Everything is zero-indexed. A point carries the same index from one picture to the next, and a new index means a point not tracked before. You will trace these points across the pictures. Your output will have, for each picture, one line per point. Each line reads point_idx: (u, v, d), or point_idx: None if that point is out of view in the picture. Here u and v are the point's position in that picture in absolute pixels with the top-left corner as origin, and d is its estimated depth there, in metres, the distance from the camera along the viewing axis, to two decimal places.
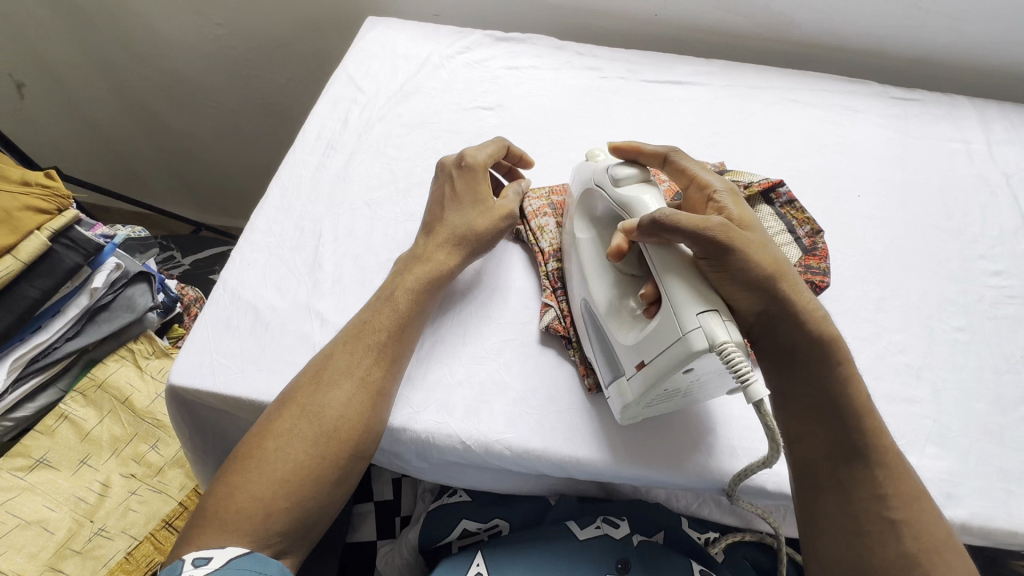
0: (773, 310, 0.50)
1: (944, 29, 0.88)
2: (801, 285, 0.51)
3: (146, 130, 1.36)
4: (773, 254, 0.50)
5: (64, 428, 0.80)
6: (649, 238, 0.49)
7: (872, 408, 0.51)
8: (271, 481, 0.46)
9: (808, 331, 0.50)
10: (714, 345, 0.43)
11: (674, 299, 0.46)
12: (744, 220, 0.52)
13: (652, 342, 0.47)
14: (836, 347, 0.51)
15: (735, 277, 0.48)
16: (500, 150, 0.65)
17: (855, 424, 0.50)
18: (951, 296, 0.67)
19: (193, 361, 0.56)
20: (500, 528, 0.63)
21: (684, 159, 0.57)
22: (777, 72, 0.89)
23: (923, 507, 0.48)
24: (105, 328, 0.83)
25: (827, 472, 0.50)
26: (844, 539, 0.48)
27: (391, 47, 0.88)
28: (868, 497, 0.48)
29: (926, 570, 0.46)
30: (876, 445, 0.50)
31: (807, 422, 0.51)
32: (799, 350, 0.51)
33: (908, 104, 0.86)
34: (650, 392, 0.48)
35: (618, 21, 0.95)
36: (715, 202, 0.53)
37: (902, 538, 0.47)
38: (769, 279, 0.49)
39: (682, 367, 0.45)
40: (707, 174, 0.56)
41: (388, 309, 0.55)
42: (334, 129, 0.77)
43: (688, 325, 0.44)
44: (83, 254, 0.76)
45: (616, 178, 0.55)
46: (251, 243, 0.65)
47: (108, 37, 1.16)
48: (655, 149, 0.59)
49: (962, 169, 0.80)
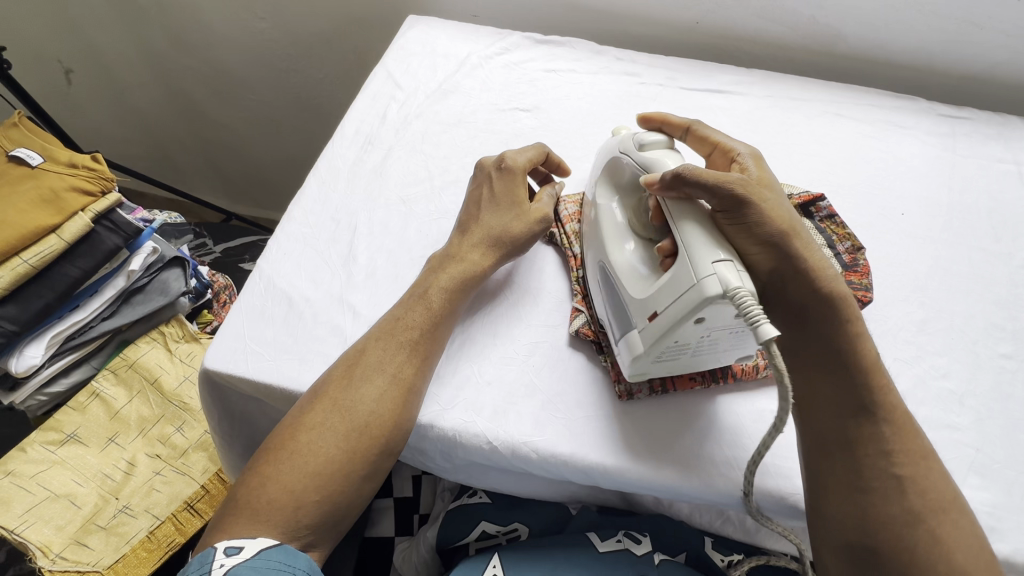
0: (784, 269, 0.50)
1: (998, 47, 0.86)
2: (816, 246, 0.51)
3: (184, 119, 1.39)
4: (787, 214, 0.51)
5: (95, 405, 0.82)
6: (669, 192, 0.51)
7: (881, 371, 0.49)
8: (303, 473, 0.46)
9: (817, 289, 0.50)
10: (727, 291, 0.44)
11: (692, 249, 0.47)
12: (764, 181, 0.54)
13: (666, 291, 0.48)
14: (846, 305, 0.50)
15: (748, 231, 0.50)
16: (539, 154, 0.65)
17: (861, 381, 0.49)
18: (999, 321, 0.64)
19: (227, 348, 0.57)
20: (519, 532, 0.63)
21: (706, 128, 0.60)
22: (820, 85, 0.87)
23: (930, 467, 0.47)
24: (139, 310, 0.85)
25: (834, 429, 0.49)
26: (851, 495, 0.47)
27: (431, 46, 0.88)
28: (876, 453, 0.47)
29: (930, 527, 0.45)
30: (887, 404, 0.48)
31: (815, 379, 0.50)
32: (809, 310, 0.51)
33: (957, 122, 0.83)
34: (661, 343, 0.49)
35: (659, 27, 0.95)
36: (738, 163, 0.56)
37: (905, 494, 0.46)
38: (783, 235, 0.49)
39: (694, 312, 0.46)
40: (730, 140, 0.59)
41: (420, 307, 0.55)
42: (372, 124, 0.78)
43: (703, 272, 0.45)
44: (124, 237, 0.78)
45: (641, 144, 0.57)
46: (287, 233, 0.66)
47: (153, 27, 1.19)
48: (680, 120, 0.62)
49: (1013, 191, 0.77)
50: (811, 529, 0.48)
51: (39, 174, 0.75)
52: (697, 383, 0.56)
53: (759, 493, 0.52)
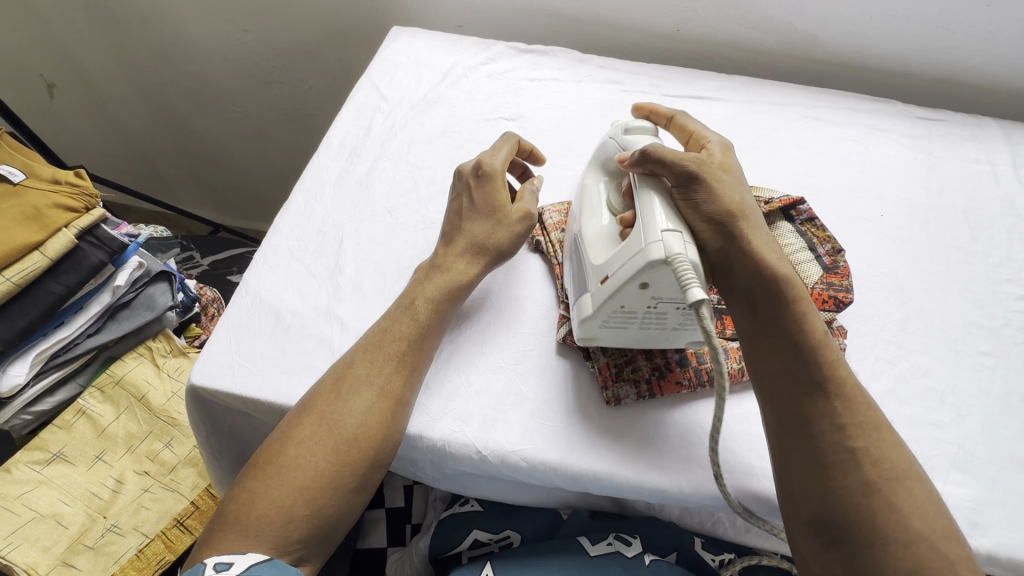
0: (731, 249, 0.50)
1: (970, 51, 0.88)
2: (761, 227, 0.52)
3: (170, 131, 1.39)
4: (739, 197, 0.52)
5: (82, 423, 0.81)
6: (636, 169, 0.53)
7: (830, 348, 0.49)
8: (291, 488, 0.46)
9: (762, 269, 0.50)
10: (669, 257, 0.45)
11: (646, 216, 0.49)
12: (724, 166, 0.55)
13: (618, 257, 0.50)
14: (791, 286, 0.50)
15: (695, 207, 0.51)
16: (512, 147, 0.65)
17: (810, 355, 0.48)
18: (976, 319, 0.66)
19: (214, 362, 0.57)
20: (511, 540, 0.62)
21: (686, 118, 0.62)
22: (800, 90, 0.89)
23: (883, 437, 0.46)
24: (126, 326, 0.85)
25: (787, 402, 0.48)
26: (807, 470, 0.46)
27: (416, 56, 0.89)
28: (830, 427, 0.46)
29: (887, 495, 0.44)
30: (836, 378, 0.48)
31: (768, 358, 0.49)
32: (755, 291, 0.50)
33: (932, 124, 0.85)
34: (607, 307, 0.50)
35: (641, 36, 0.96)
36: (707, 149, 0.57)
37: (861, 465, 0.45)
38: (728, 215, 0.50)
39: (637, 275, 0.47)
40: (704, 129, 0.61)
41: (407, 318, 0.55)
42: (358, 136, 0.78)
43: (651, 238, 0.47)
44: (108, 252, 0.77)
45: (628, 128, 0.59)
46: (273, 246, 0.66)
47: (136, 39, 1.19)
48: (666, 109, 0.64)
49: (987, 191, 0.78)
50: (783, 514, 0.47)
51: (20, 191, 0.74)
52: (683, 387, 0.56)
53: (748, 493, 0.52)
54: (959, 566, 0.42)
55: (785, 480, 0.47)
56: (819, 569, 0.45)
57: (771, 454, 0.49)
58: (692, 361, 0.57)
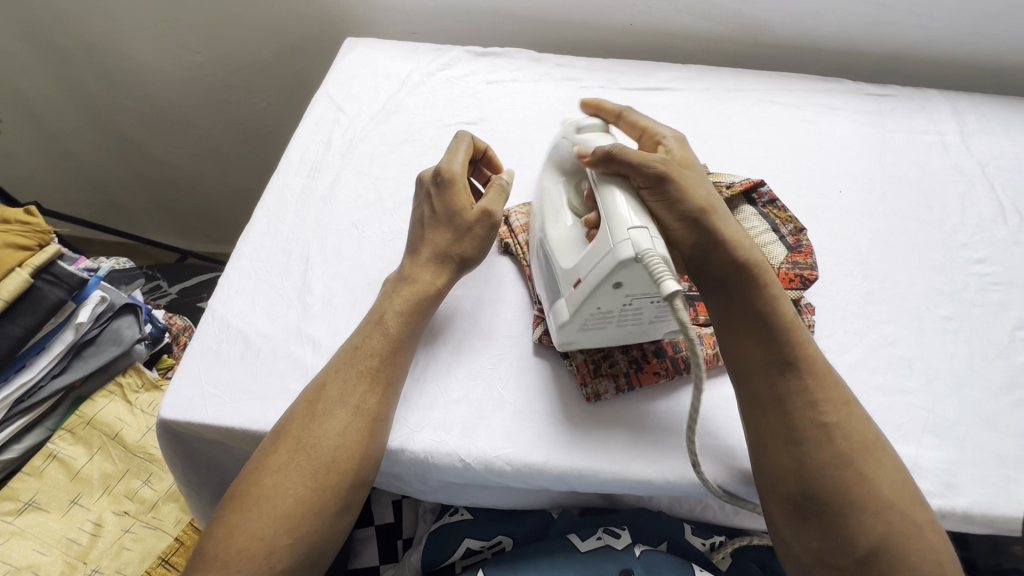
0: (703, 241, 0.51)
1: (910, 26, 0.90)
2: (730, 218, 0.53)
3: (126, 158, 1.35)
4: (706, 192, 0.53)
5: (53, 468, 0.78)
6: (596, 167, 0.52)
7: (802, 330, 0.50)
8: (271, 518, 0.45)
9: (734, 260, 0.51)
10: (639, 254, 0.45)
11: (611, 217, 0.48)
12: (686, 161, 0.56)
13: (588, 260, 0.49)
14: (761, 273, 0.51)
15: (669, 204, 0.51)
16: (468, 146, 0.63)
17: (786, 340, 0.49)
18: (938, 285, 0.68)
19: (183, 395, 0.56)
20: (503, 544, 0.62)
21: (637, 115, 0.63)
22: (753, 74, 0.90)
23: (851, 411, 0.47)
24: (92, 363, 0.82)
25: (763, 385, 0.48)
26: (781, 446, 0.46)
27: (371, 67, 0.88)
28: (803, 405, 0.47)
29: (858, 467, 0.45)
30: (808, 358, 0.49)
31: (745, 347, 0.50)
32: (730, 281, 0.51)
33: (882, 99, 0.88)
34: (583, 309, 0.50)
35: (595, 31, 0.97)
36: (663, 145, 0.58)
37: (832, 439, 0.46)
38: (700, 209, 0.51)
39: (610, 276, 0.47)
40: (657, 125, 0.61)
41: (378, 333, 0.54)
42: (318, 151, 0.77)
43: (618, 238, 0.46)
44: (67, 289, 0.76)
45: (579, 128, 0.59)
46: (237, 269, 0.65)
47: (84, 66, 1.15)
48: (613, 107, 0.65)
49: (938, 161, 0.81)
50: (760, 487, 0.48)
51: None
52: (661, 376, 0.56)
53: (737, 478, 0.53)
54: (926, 531, 0.44)
55: (760, 460, 0.48)
56: (795, 543, 0.45)
57: (747, 435, 0.49)
58: (668, 351, 0.58)
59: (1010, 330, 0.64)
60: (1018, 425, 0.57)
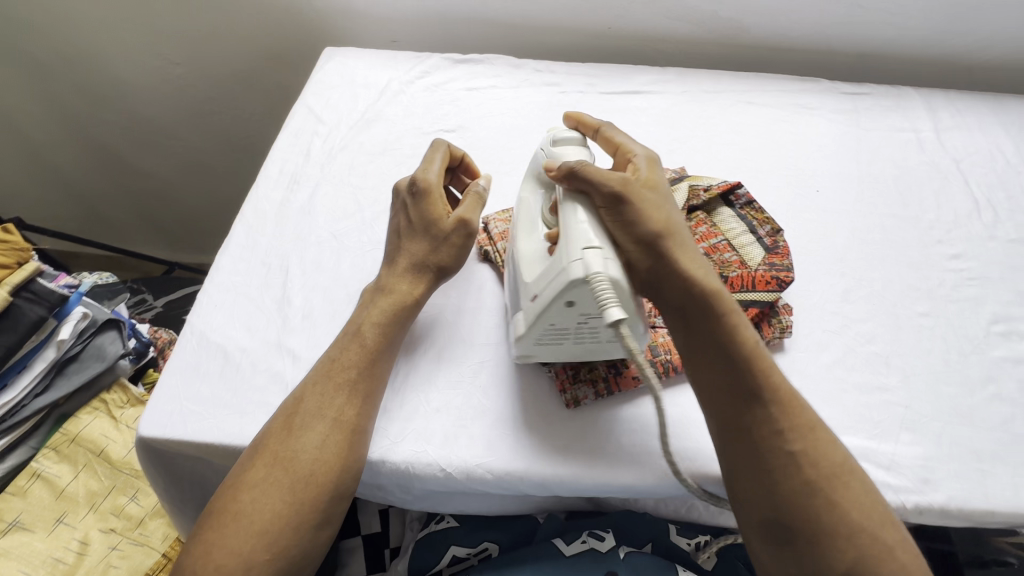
0: (660, 269, 0.50)
1: (885, 25, 0.91)
2: (690, 243, 0.52)
3: (109, 171, 1.34)
4: (667, 216, 0.52)
5: (38, 487, 0.77)
6: (561, 181, 0.52)
7: (765, 357, 0.49)
8: (249, 534, 0.45)
9: (692, 289, 0.50)
10: (589, 276, 0.45)
11: (569, 233, 0.49)
12: (651, 182, 0.54)
13: (543, 276, 0.50)
14: (721, 300, 0.50)
15: (627, 230, 0.50)
16: (444, 155, 0.63)
17: (746, 370, 0.48)
18: (914, 282, 0.68)
19: (162, 411, 0.55)
20: (489, 550, 0.62)
21: (614, 130, 0.61)
22: (731, 76, 0.91)
23: (818, 437, 0.47)
24: (75, 381, 0.81)
25: (730, 415, 0.48)
26: (754, 473, 0.46)
27: (350, 76, 0.88)
28: (769, 434, 0.47)
29: (827, 495, 0.45)
30: (769, 386, 0.48)
31: (706, 374, 0.50)
32: (688, 310, 0.50)
33: (858, 98, 0.89)
34: (536, 326, 0.50)
35: (574, 36, 0.97)
36: (633, 165, 0.56)
37: (801, 467, 0.46)
38: (658, 236, 0.50)
39: (562, 295, 0.47)
40: (631, 142, 0.59)
41: (355, 346, 0.54)
42: (297, 162, 0.77)
43: (571, 258, 0.47)
44: (47, 306, 0.75)
45: (554, 140, 0.59)
46: (216, 283, 0.65)
47: (63, 80, 1.15)
48: (593, 120, 0.63)
49: (914, 158, 0.82)
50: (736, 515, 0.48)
51: None
52: (641, 381, 0.57)
53: (715, 480, 0.53)
54: (898, 551, 0.44)
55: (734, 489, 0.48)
56: (769, 565, 0.46)
57: (719, 462, 0.49)
58: (647, 355, 0.58)
59: (985, 324, 0.65)
60: (993, 419, 0.58)
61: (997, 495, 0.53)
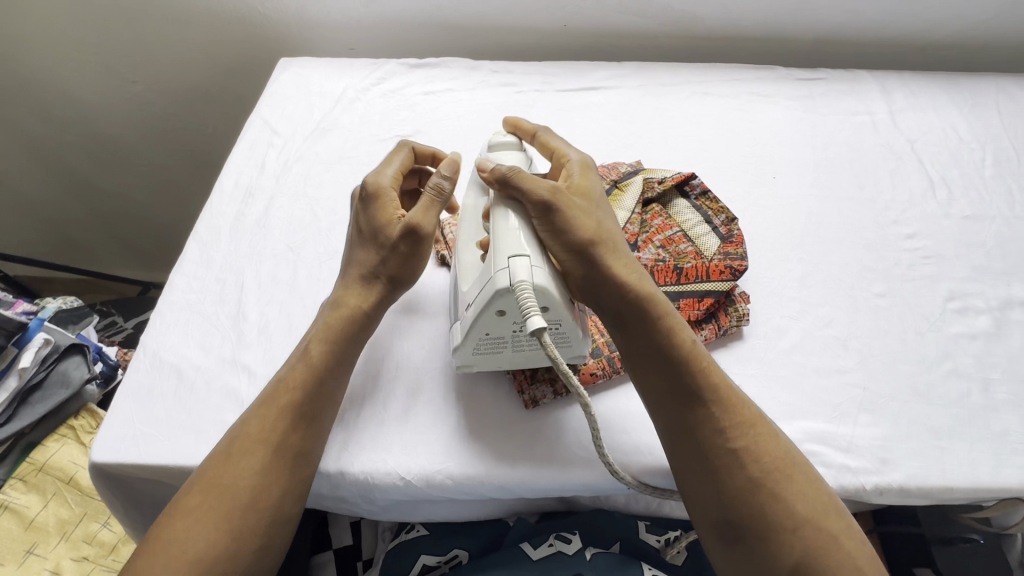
0: (593, 276, 0.50)
1: (836, 9, 0.92)
2: (622, 248, 0.52)
3: (74, 194, 1.31)
4: (597, 223, 0.52)
5: (4, 518, 0.75)
6: (494, 186, 0.52)
7: (702, 356, 0.50)
8: (179, 562, 0.43)
9: (626, 293, 0.50)
10: (513, 285, 0.45)
11: (499, 240, 0.49)
12: (583, 188, 0.54)
13: (476, 286, 0.50)
14: (655, 303, 0.50)
15: (556, 237, 0.49)
16: (408, 155, 0.62)
17: (685, 370, 0.48)
18: (871, 264, 0.69)
19: (114, 435, 0.54)
20: (459, 558, 0.62)
21: (550, 135, 0.61)
22: (687, 67, 0.91)
23: (760, 432, 0.47)
24: (40, 409, 0.79)
25: (673, 418, 0.48)
26: (696, 473, 0.47)
27: (305, 86, 0.88)
28: (712, 433, 0.47)
29: (771, 490, 0.45)
30: (709, 386, 0.48)
31: (648, 378, 0.49)
32: (626, 315, 0.50)
33: (813, 83, 0.89)
34: (472, 336, 0.51)
35: (529, 35, 0.97)
36: (567, 170, 0.56)
37: (744, 464, 0.46)
38: (588, 243, 0.50)
39: (490, 304, 0.47)
40: (567, 146, 0.59)
41: (302, 367, 0.53)
42: (251, 175, 0.76)
43: (498, 266, 0.47)
44: (5, 332, 0.76)
45: (492, 146, 0.60)
46: (170, 303, 0.64)
47: (19, 103, 1.13)
48: (531, 125, 0.62)
49: (869, 140, 0.82)
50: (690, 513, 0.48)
51: None
52: (598, 377, 0.57)
53: None
54: (842, 539, 0.44)
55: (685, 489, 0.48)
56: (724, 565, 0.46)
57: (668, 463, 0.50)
58: (604, 350, 0.58)
59: (940, 301, 0.65)
60: (950, 395, 0.58)
61: (954, 471, 0.54)
